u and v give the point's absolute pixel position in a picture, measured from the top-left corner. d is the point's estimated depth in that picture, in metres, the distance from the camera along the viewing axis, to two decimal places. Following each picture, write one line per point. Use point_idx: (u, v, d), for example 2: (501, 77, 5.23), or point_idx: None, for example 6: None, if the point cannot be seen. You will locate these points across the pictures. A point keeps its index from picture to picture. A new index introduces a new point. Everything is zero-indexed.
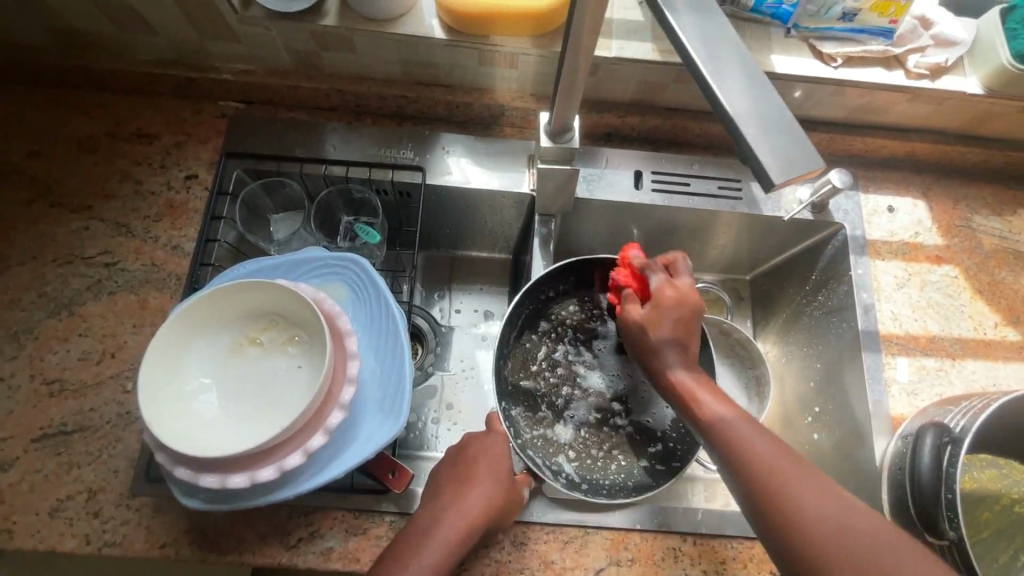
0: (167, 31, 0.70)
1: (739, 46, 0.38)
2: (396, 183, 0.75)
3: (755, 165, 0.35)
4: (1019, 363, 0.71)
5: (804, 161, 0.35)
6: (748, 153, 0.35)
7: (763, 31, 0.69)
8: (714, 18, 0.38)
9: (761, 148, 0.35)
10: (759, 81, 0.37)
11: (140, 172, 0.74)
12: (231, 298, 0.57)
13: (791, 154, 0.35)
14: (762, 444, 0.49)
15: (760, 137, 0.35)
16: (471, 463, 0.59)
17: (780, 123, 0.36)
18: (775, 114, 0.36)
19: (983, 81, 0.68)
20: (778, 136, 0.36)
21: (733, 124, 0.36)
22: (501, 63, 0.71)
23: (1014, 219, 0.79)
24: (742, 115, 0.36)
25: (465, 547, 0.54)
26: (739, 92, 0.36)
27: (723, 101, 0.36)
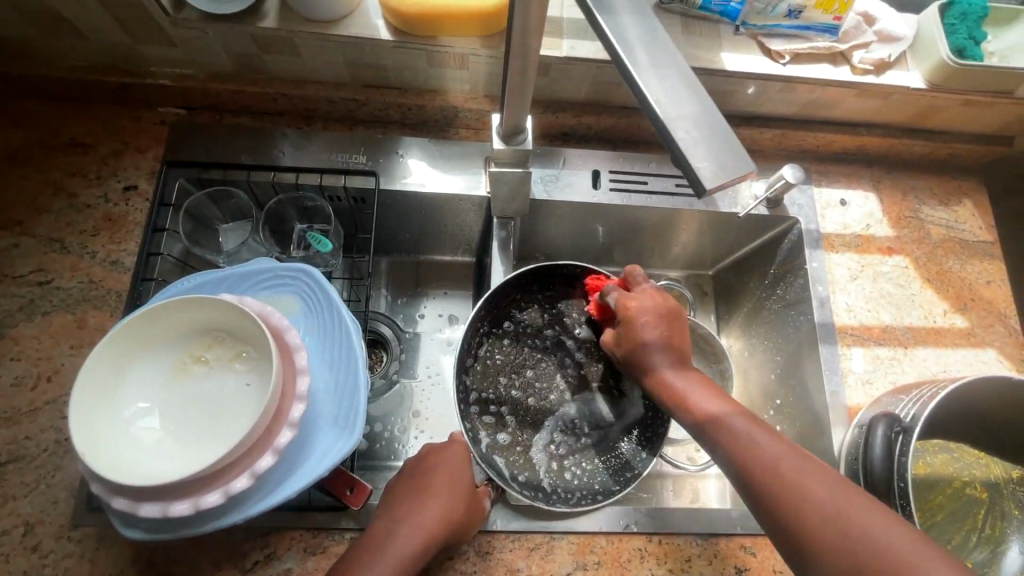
0: (96, 34, 0.66)
1: (672, 49, 0.37)
2: (350, 189, 0.73)
3: (688, 171, 0.35)
4: (967, 349, 0.74)
5: (737, 166, 0.34)
6: (680, 158, 0.35)
7: (712, 29, 0.69)
8: (647, 21, 0.38)
9: (695, 153, 0.34)
10: (692, 84, 0.36)
11: (74, 185, 0.70)
12: (171, 314, 0.54)
13: (723, 159, 0.35)
14: (782, 454, 0.46)
15: (691, 141, 0.35)
16: (429, 476, 0.57)
17: (713, 128, 0.35)
18: (708, 118, 0.36)
19: (926, 76, 0.69)
20: (711, 140, 0.35)
21: (665, 128, 0.35)
22: (452, 64, 0.69)
23: (960, 209, 0.81)
24: (675, 121, 0.35)
25: (418, 565, 0.52)
26: (672, 96, 0.36)
27: (654, 106, 0.35)
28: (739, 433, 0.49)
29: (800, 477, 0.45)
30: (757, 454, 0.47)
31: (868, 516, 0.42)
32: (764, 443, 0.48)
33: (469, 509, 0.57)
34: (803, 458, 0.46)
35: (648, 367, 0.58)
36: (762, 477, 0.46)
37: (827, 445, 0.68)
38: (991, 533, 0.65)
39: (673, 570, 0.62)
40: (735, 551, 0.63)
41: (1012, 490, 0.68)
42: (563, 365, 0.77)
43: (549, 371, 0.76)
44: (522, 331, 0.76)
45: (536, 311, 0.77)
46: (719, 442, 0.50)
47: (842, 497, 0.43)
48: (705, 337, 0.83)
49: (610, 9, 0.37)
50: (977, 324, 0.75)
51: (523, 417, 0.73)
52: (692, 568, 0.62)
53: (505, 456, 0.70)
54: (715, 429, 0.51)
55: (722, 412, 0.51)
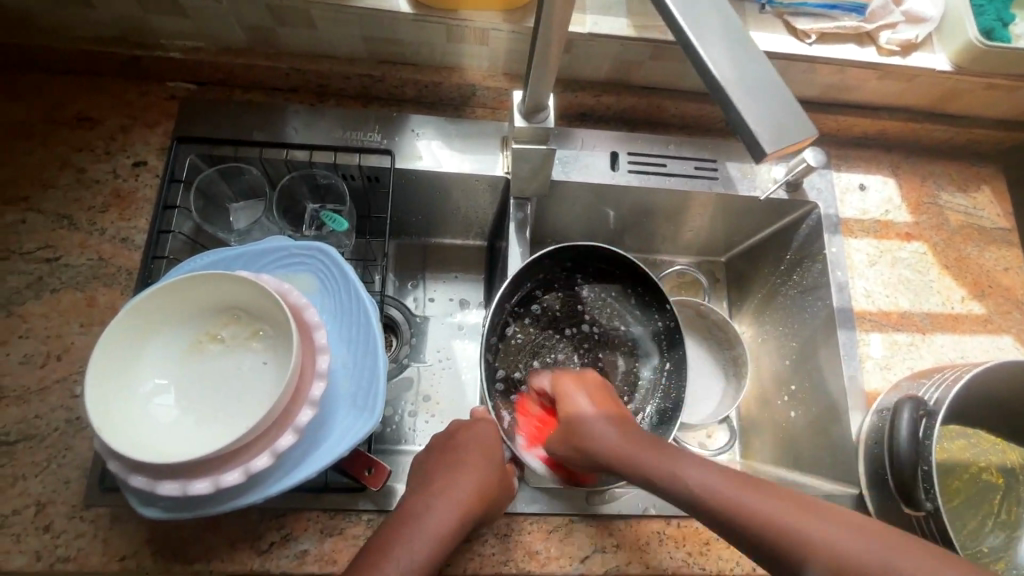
0: (105, 4, 0.64)
1: (725, 4, 0.36)
2: (364, 168, 0.72)
3: (745, 135, 0.34)
4: (984, 336, 0.73)
5: (796, 128, 0.34)
6: (737, 122, 0.34)
7: (736, 7, 0.68)
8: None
9: (753, 117, 0.34)
10: (746, 42, 0.35)
11: (82, 160, 0.68)
12: (188, 290, 0.53)
13: (780, 120, 0.34)
14: (691, 471, 0.48)
15: (749, 103, 0.34)
16: (462, 452, 0.57)
17: (772, 90, 0.34)
18: (765, 78, 0.35)
19: (952, 58, 0.68)
20: (769, 104, 0.34)
21: (721, 91, 0.34)
22: (470, 40, 0.67)
23: (978, 195, 0.81)
24: (731, 84, 0.34)
25: (456, 539, 0.51)
26: (728, 58, 0.35)
27: (710, 68, 0.34)
28: (661, 471, 0.49)
29: (801, 526, 0.42)
30: (725, 502, 0.45)
31: (825, 526, 0.42)
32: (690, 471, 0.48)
33: (500, 486, 0.56)
34: (786, 503, 0.44)
35: (567, 400, 0.61)
36: (757, 528, 0.43)
37: (844, 431, 0.68)
38: (1007, 518, 0.66)
39: (691, 554, 0.62)
40: None
41: None
42: (585, 348, 0.76)
43: (570, 354, 0.75)
44: (546, 312, 0.75)
45: (556, 293, 0.76)
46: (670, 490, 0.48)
47: (838, 536, 0.41)
48: (719, 323, 0.83)
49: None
50: (994, 311, 0.75)
51: (547, 400, 0.72)
52: (711, 551, 0.62)
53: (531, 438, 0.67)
54: (656, 480, 0.49)
55: (671, 448, 0.50)
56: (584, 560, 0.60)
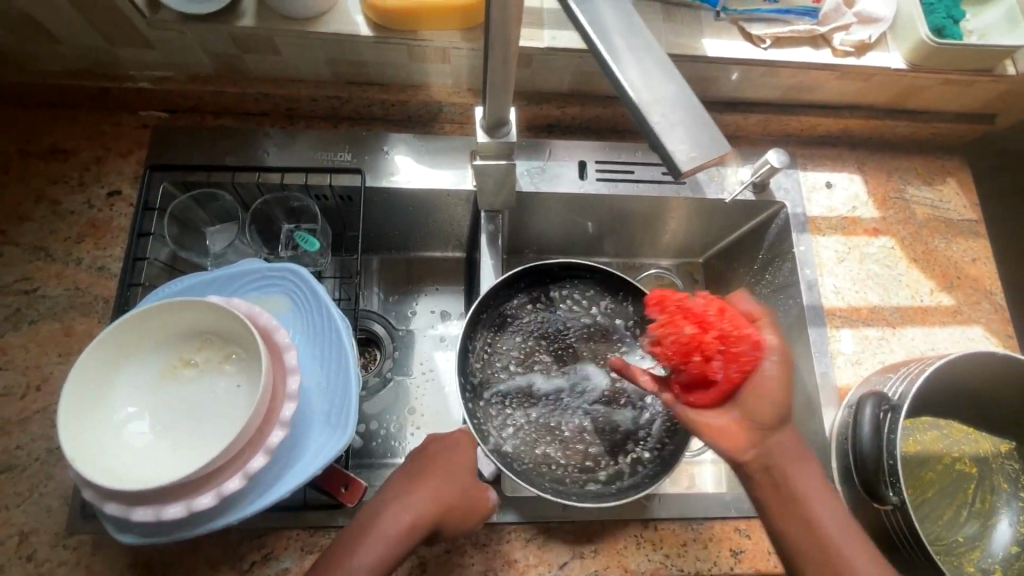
0: (72, 40, 0.65)
1: (644, 34, 0.37)
2: (335, 188, 0.73)
3: (665, 157, 0.35)
4: (954, 327, 0.75)
5: (711, 147, 0.34)
6: (655, 142, 0.35)
7: (692, 15, 0.69)
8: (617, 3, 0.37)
9: (672, 139, 0.34)
10: (664, 64, 0.36)
11: (56, 192, 0.70)
12: (159, 318, 0.54)
13: (697, 138, 0.35)
14: (812, 486, 0.49)
15: (665, 124, 0.35)
16: (427, 462, 0.57)
17: (691, 113, 0.35)
18: (683, 99, 0.35)
19: (907, 56, 0.70)
20: (688, 126, 0.35)
21: (638, 112, 0.35)
22: (433, 59, 0.68)
23: (944, 188, 0.82)
24: (651, 109, 0.35)
25: (405, 546, 0.51)
26: (647, 83, 0.36)
27: (628, 89, 0.35)
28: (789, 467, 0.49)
29: (839, 545, 0.47)
30: (812, 523, 0.48)
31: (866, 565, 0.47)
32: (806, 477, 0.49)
33: (465, 496, 0.55)
34: (828, 509, 0.48)
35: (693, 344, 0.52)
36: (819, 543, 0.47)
37: (818, 426, 0.69)
38: (981, 507, 0.67)
39: (669, 556, 0.63)
40: (731, 534, 0.64)
41: (1000, 464, 0.69)
42: (574, 353, 0.75)
43: (560, 360, 0.74)
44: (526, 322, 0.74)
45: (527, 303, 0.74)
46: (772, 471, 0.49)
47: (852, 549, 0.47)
48: None
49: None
50: (963, 301, 0.76)
51: (542, 410, 0.70)
52: (688, 552, 0.63)
53: (530, 457, 0.66)
54: (769, 462, 0.49)
55: (788, 446, 0.49)
56: (563, 566, 0.61)
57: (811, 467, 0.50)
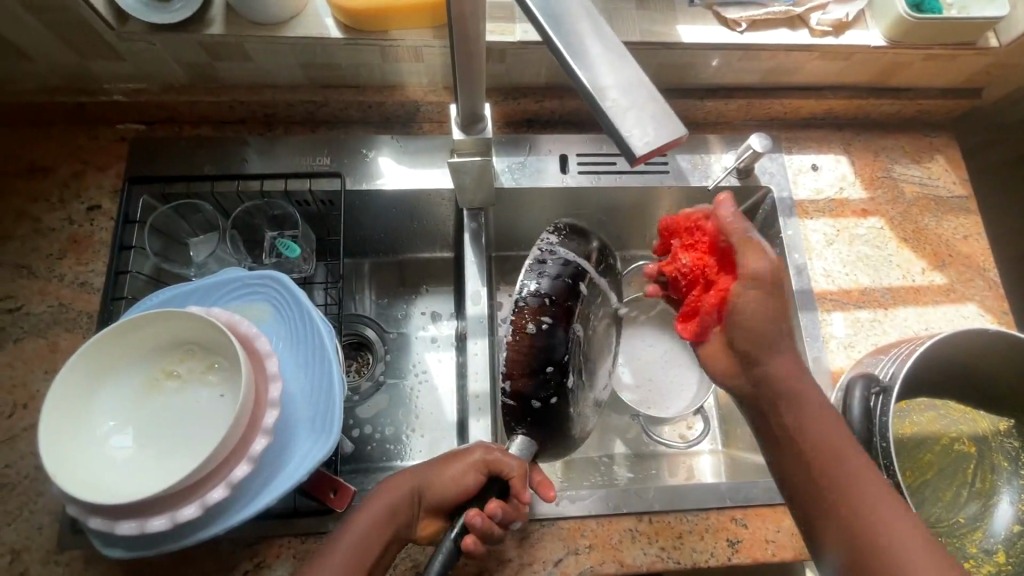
0: (43, 57, 0.65)
1: (591, 17, 0.36)
2: (316, 193, 0.73)
3: (620, 140, 0.34)
4: (948, 306, 0.74)
5: (665, 129, 0.34)
6: (608, 126, 0.34)
7: (666, 2, 0.68)
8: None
9: (626, 120, 0.34)
10: (618, 48, 0.36)
11: (37, 209, 0.69)
12: (138, 330, 0.54)
13: (651, 121, 0.34)
14: (838, 438, 0.49)
15: (618, 107, 0.34)
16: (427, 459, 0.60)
17: (641, 92, 0.35)
18: (637, 82, 0.35)
19: (886, 33, 0.69)
20: (640, 106, 0.34)
21: (592, 97, 0.34)
22: (406, 58, 0.68)
23: (932, 165, 0.81)
24: (602, 93, 0.34)
25: (380, 532, 0.54)
26: (599, 69, 0.35)
27: (580, 75, 0.35)
28: (810, 428, 0.49)
29: (878, 517, 0.46)
30: (843, 491, 0.47)
31: (906, 535, 0.45)
32: (835, 430, 0.49)
33: (444, 465, 0.57)
34: (859, 472, 0.48)
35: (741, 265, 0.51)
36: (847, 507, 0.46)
37: None
38: (982, 487, 0.66)
39: (665, 548, 0.62)
40: (727, 524, 0.63)
41: (1000, 443, 0.68)
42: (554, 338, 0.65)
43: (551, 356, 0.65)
44: (560, 324, 0.58)
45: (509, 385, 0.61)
46: (801, 429, 0.49)
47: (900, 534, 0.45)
48: None
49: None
50: (956, 279, 0.75)
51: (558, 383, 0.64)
52: (684, 545, 0.62)
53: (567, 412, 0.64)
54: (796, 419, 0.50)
55: (810, 405, 0.50)
56: (557, 563, 0.60)
57: (838, 432, 0.50)
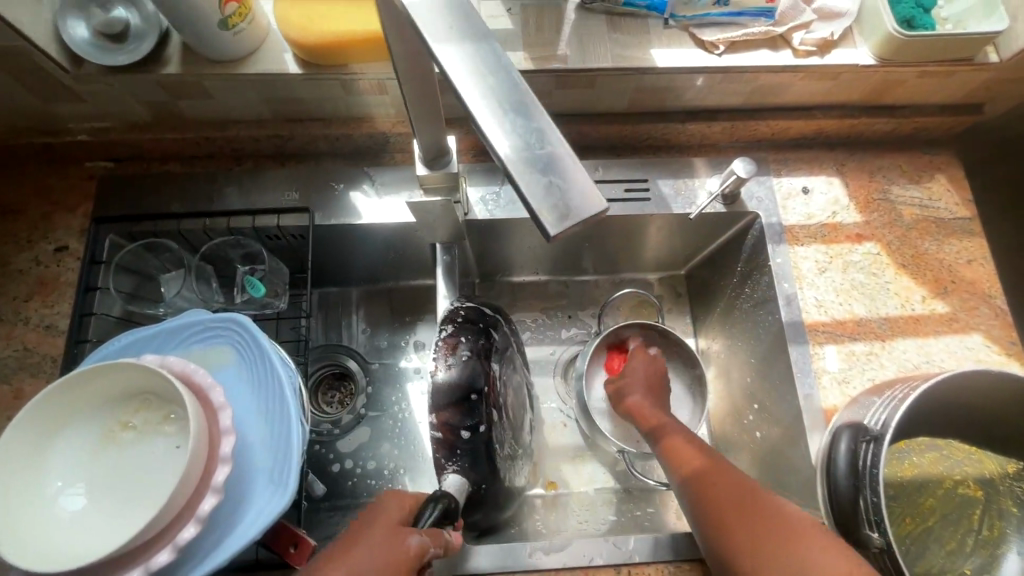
0: (5, 100, 0.64)
1: (519, 73, 0.31)
2: (285, 228, 0.71)
3: (532, 213, 0.28)
4: (950, 336, 0.69)
5: (586, 201, 0.28)
6: (519, 197, 0.28)
7: (640, 25, 0.66)
8: (485, 45, 0.32)
9: (562, 190, 0.28)
10: (534, 105, 0.30)
11: (4, 251, 0.69)
12: (89, 383, 0.52)
13: (570, 192, 0.28)
14: (729, 490, 0.53)
15: (531, 175, 0.28)
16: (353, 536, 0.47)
17: (560, 158, 0.29)
18: (555, 145, 0.29)
19: (874, 52, 0.65)
20: (557, 175, 0.28)
21: (501, 161, 0.29)
22: (371, 91, 0.66)
23: (932, 185, 0.76)
24: (533, 158, 0.29)
25: None
26: (511, 129, 0.29)
27: (488, 135, 0.29)
28: (715, 490, 0.54)
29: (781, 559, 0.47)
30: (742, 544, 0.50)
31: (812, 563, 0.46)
32: (728, 490, 0.53)
33: (382, 557, 0.44)
34: (755, 520, 0.50)
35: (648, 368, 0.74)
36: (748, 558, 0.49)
37: (805, 453, 0.65)
38: (989, 535, 0.62)
39: None
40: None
41: (1009, 486, 0.63)
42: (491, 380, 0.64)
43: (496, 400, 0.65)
44: (479, 358, 0.61)
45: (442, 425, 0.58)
46: (700, 495, 0.55)
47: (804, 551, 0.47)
48: (676, 344, 0.79)
49: (439, 38, 0.32)
50: (959, 308, 0.71)
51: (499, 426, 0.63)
52: None
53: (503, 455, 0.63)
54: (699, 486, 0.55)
55: (706, 472, 0.56)
56: None
57: (738, 486, 0.53)
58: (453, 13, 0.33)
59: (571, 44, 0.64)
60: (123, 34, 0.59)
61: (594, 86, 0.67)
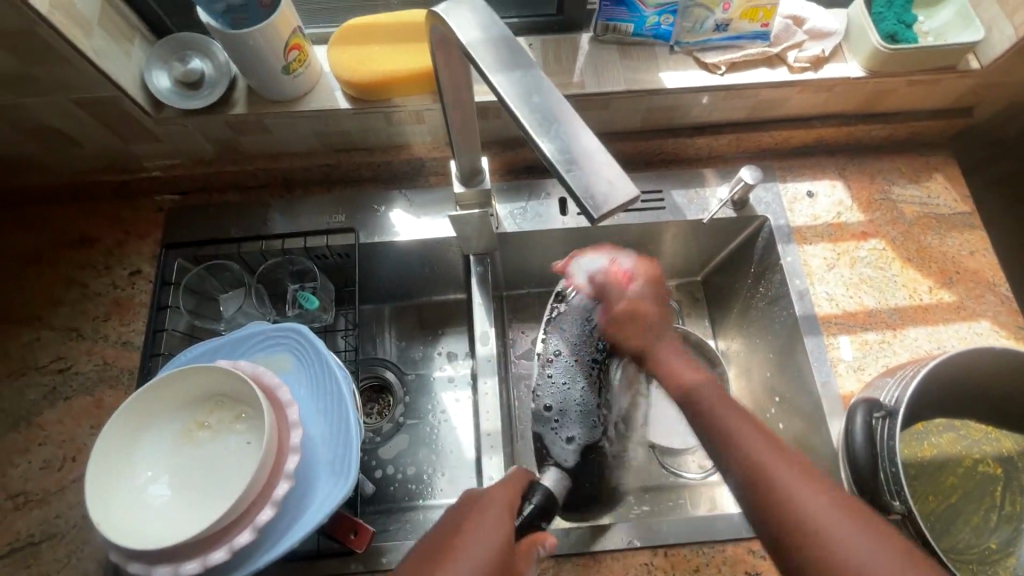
0: (91, 144, 0.73)
1: (557, 93, 0.38)
2: (333, 247, 0.78)
3: (575, 201, 0.34)
4: (959, 323, 0.73)
5: (617, 192, 0.34)
6: (563, 189, 0.34)
7: (648, 51, 0.73)
8: (528, 72, 0.39)
9: (597, 184, 0.34)
10: (571, 116, 0.37)
11: (85, 276, 0.77)
12: (173, 385, 0.58)
13: (604, 184, 0.34)
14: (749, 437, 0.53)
15: (572, 171, 0.34)
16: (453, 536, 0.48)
17: (596, 157, 0.35)
18: (590, 148, 0.35)
19: (863, 64, 0.71)
20: (594, 170, 0.35)
21: (547, 161, 0.35)
22: (409, 121, 0.74)
23: (930, 183, 0.81)
24: (573, 158, 0.35)
25: None
26: (554, 135, 0.36)
27: (535, 140, 0.35)
28: (729, 430, 0.54)
29: (818, 519, 0.45)
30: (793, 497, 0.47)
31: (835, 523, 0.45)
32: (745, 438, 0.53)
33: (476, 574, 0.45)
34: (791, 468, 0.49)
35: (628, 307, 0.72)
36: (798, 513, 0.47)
37: (826, 439, 0.69)
38: (1012, 511, 0.64)
39: None
40: (744, 556, 0.63)
41: None
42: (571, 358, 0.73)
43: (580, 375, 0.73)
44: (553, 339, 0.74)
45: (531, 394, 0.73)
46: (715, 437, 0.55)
47: (808, 495, 0.47)
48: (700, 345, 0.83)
49: (490, 69, 0.39)
50: (965, 296, 0.75)
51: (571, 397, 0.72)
52: None
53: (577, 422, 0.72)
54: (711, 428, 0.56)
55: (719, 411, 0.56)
56: None
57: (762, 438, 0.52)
58: (501, 49, 0.40)
59: (588, 72, 0.72)
60: (197, 81, 0.68)
61: (610, 107, 0.74)
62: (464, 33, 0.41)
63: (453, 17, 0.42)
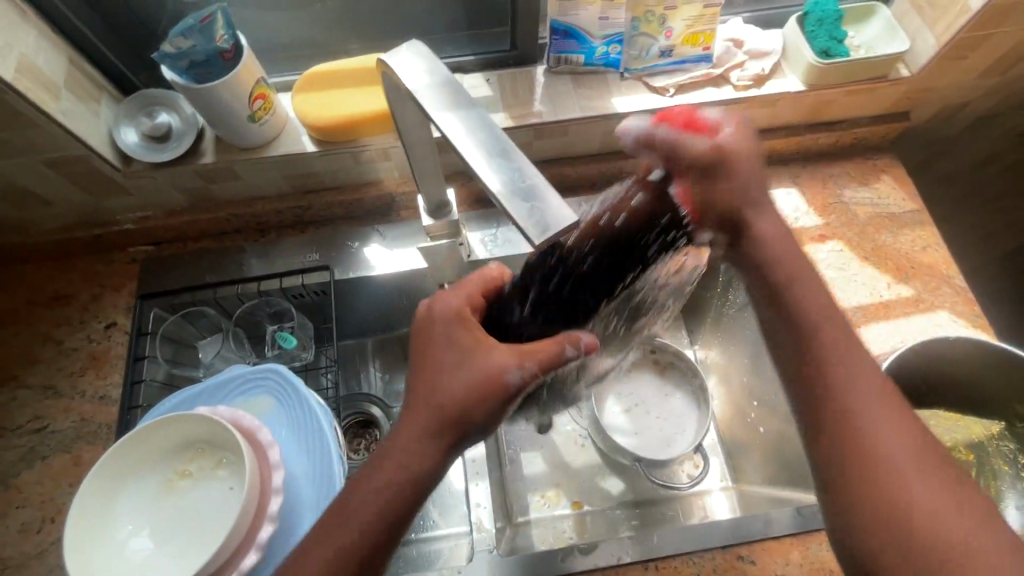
0: (62, 201, 0.74)
1: (500, 129, 0.40)
2: (309, 285, 0.79)
3: (521, 231, 0.36)
4: (919, 316, 0.76)
5: (559, 220, 0.36)
6: (509, 220, 0.36)
7: (600, 79, 0.77)
8: (473, 111, 0.41)
9: (540, 211, 0.36)
10: (514, 152, 0.39)
11: (60, 333, 0.77)
12: (151, 436, 0.58)
13: (547, 213, 0.36)
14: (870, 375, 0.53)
15: (515, 203, 0.36)
16: (437, 354, 0.51)
17: (538, 189, 0.37)
18: (532, 180, 0.37)
19: (802, 79, 0.76)
20: (538, 200, 0.36)
21: (492, 196, 0.37)
22: (377, 159, 0.77)
23: (880, 185, 0.85)
24: (516, 190, 0.37)
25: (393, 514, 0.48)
26: (498, 171, 0.38)
27: (480, 175, 0.38)
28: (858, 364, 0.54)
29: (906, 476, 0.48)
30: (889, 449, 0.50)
31: (918, 480, 0.48)
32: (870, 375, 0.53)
33: (437, 383, 0.49)
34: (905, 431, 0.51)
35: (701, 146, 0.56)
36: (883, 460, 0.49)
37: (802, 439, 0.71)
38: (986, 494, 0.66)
39: None
40: (734, 563, 0.64)
41: (996, 446, 0.67)
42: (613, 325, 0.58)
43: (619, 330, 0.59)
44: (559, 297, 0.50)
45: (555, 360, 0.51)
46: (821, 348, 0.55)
47: (902, 454, 0.50)
48: (675, 354, 0.86)
49: (437, 112, 0.42)
50: (922, 290, 0.78)
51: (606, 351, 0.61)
52: None
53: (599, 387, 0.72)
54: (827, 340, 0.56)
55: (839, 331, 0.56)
56: None
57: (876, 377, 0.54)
58: (448, 92, 0.43)
59: (545, 101, 0.75)
60: (166, 134, 0.70)
61: (568, 134, 0.77)
62: (413, 79, 0.43)
63: (401, 64, 0.44)
